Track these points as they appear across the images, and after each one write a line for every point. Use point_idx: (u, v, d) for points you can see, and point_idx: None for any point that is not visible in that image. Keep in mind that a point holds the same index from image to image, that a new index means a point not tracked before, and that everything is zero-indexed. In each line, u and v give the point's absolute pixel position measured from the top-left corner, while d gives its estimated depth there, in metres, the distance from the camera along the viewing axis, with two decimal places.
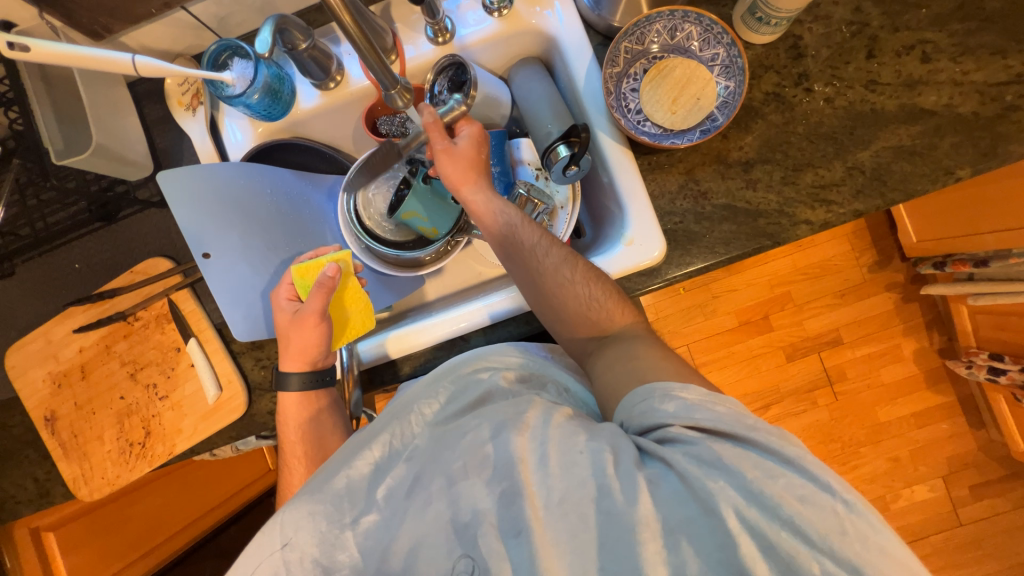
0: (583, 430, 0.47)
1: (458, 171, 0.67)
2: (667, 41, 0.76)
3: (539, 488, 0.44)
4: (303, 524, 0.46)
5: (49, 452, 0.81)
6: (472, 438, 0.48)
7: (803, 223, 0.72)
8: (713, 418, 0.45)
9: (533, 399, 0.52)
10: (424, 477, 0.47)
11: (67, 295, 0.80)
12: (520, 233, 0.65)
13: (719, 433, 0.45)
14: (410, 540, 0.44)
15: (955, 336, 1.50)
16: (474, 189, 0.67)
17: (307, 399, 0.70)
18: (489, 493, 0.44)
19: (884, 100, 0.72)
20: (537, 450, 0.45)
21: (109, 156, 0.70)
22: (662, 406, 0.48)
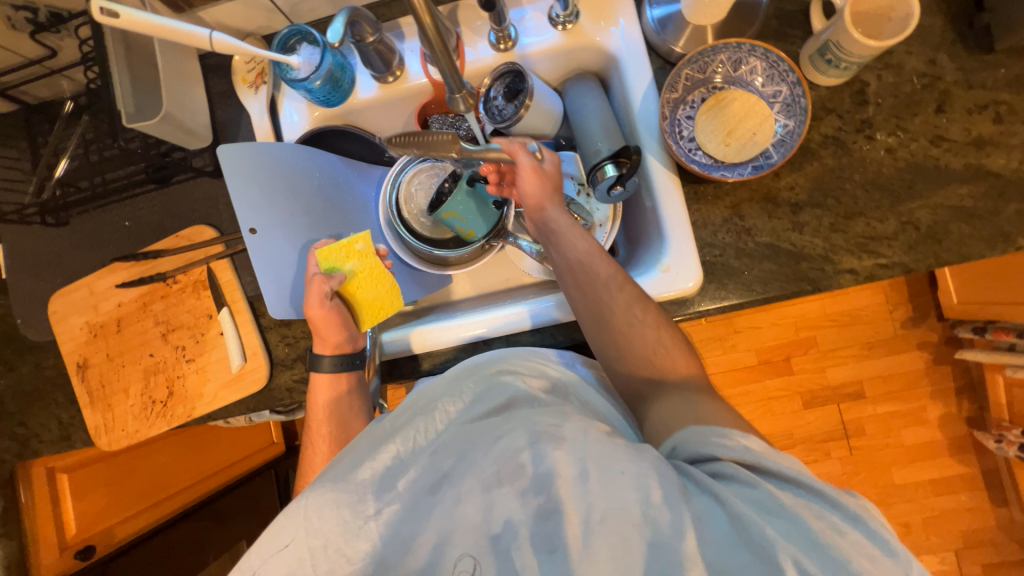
0: (625, 450, 0.45)
1: (543, 191, 0.67)
2: (730, 72, 0.75)
3: (576, 506, 0.42)
4: (328, 511, 0.45)
5: (77, 398, 0.84)
6: (505, 444, 0.47)
7: (847, 273, 0.70)
8: (766, 456, 0.44)
9: (567, 412, 0.50)
10: (454, 477, 0.46)
11: (114, 250, 0.83)
12: (595, 264, 0.63)
13: (774, 474, 0.43)
14: (438, 538, 0.44)
15: (987, 407, 1.43)
16: (554, 212, 0.67)
17: (336, 380, 0.70)
18: (524, 503, 0.44)
19: (949, 157, 0.70)
20: (576, 466, 0.44)
21: (174, 124, 0.73)
22: (721, 442, 0.46)
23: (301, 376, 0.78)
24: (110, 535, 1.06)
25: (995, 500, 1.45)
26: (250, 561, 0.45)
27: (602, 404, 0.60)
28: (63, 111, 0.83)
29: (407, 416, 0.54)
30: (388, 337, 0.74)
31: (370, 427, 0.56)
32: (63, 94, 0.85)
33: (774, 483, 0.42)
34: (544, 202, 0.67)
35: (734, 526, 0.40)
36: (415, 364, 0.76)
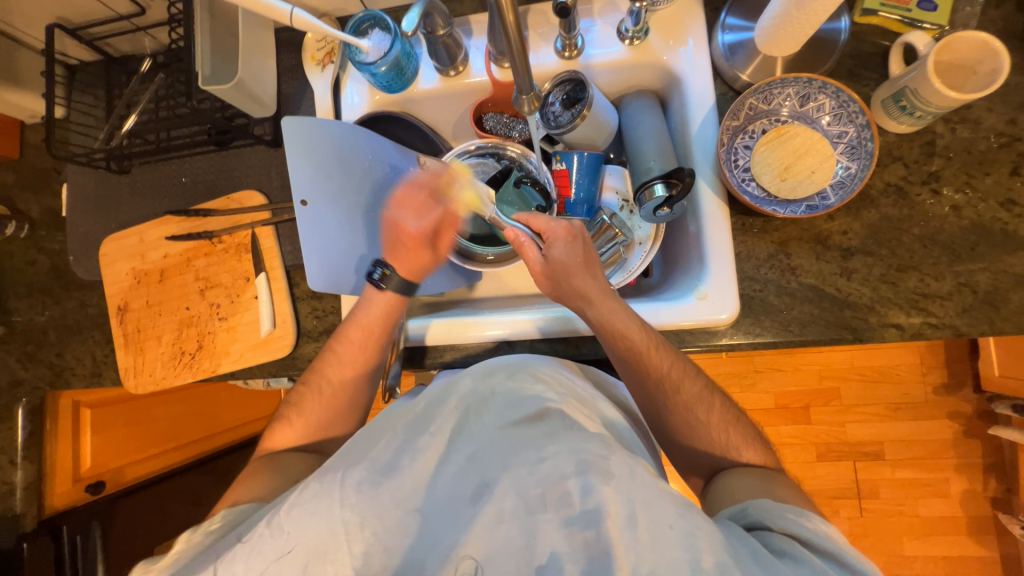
0: (673, 499, 0.43)
1: (566, 288, 0.65)
2: (796, 107, 0.73)
3: (625, 551, 0.40)
4: (366, 490, 0.46)
5: (113, 338, 0.87)
6: (550, 467, 0.45)
7: (892, 327, 0.68)
8: (820, 536, 0.46)
9: (614, 444, 0.49)
10: (493, 487, 0.46)
11: (168, 204, 0.87)
12: (647, 362, 0.63)
13: (829, 556, 0.44)
14: (476, 551, 0.43)
15: (1016, 490, 1.34)
16: (585, 306, 0.64)
17: (392, 306, 0.73)
18: (569, 535, 0.42)
19: (1019, 224, 0.66)
20: (626, 506, 0.42)
21: (244, 91, 0.76)
22: (797, 521, 0.48)
23: None
24: (121, 475, 1.11)
25: None
26: (275, 521, 0.46)
27: (623, 426, 0.60)
28: (142, 67, 0.87)
29: (443, 415, 0.55)
30: (413, 324, 0.75)
31: (397, 417, 0.57)
32: (143, 51, 0.90)
33: (828, 564, 0.44)
34: (578, 294, 0.64)
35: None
36: (437, 354, 0.77)
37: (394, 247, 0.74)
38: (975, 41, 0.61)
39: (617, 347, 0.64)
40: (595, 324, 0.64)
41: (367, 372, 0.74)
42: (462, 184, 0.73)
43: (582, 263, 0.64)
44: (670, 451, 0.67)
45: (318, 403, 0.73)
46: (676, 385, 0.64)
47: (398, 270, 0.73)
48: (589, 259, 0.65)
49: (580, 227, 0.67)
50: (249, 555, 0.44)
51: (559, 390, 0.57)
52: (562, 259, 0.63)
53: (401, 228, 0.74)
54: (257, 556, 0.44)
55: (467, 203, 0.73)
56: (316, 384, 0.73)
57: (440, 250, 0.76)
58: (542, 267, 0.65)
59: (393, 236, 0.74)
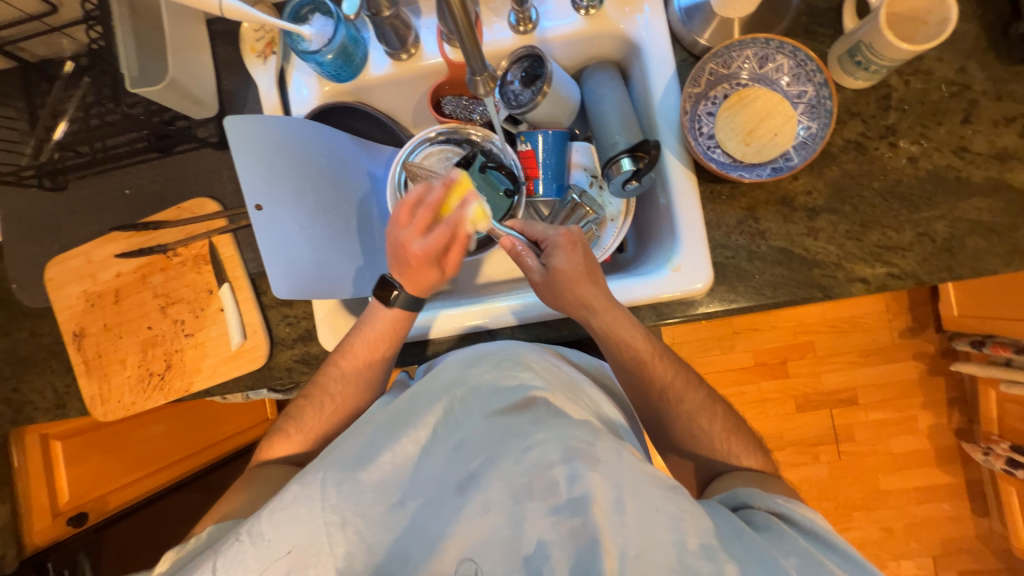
0: (657, 481, 0.44)
1: (569, 297, 0.63)
2: (756, 69, 0.73)
3: (613, 537, 0.41)
4: (347, 489, 0.45)
5: (72, 367, 0.82)
6: (538, 455, 0.45)
7: (858, 281, 0.70)
8: (807, 518, 0.47)
9: (598, 430, 0.49)
10: (479, 478, 0.46)
11: (114, 219, 0.82)
12: (650, 369, 0.65)
13: (815, 537, 0.46)
14: (464, 543, 0.43)
15: (976, 420, 1.44)
16: (589, 315, 0.64)
17: (402, 317, 0.68)
18: (557, 523, 0.42)
19: (971, 170, 0.69)
20: (612, 491, 0.42)
21: (179, 92, 0.71)
22: (783, 503, 0.49)
23: (302, 356, 0.77)
24: (103, 504, 1.07)
25: (976, 510, 1.48)
26: (256, 527, 0.44)
27: (618, 419, 0.60)
28: (64, 71, 0.80)
29: (427, 404, 0.53)
30: None
31: (380, 412, 0.55)
32: (63, 54, 0.82)
33: (812, 543, 0.45)
34: (583, 305, 0.63)
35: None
36: (418, 350, 0.76)
37: (399, 265, 0.66)
38: None
39: (617, 354, 0.65)
40: (602, 334, 0.64)
41: (369, 384, 0.70)
42: (467, 203, 0.63)
43: (584, 273, 0.63)
44: (657, 423, 0.68)
45: (317, 407, 0.69)
46: (649, 356, 0.64)
47: (408, 289, 0.67)
48: (591, 268, 0.64)
49: (580, 235, 0.66)
50: (229, 567, 0.42)
51: (544, 376, 0.56)
52: (562, 268, 0.62)
53: (404, 249, 0.63)
54: (231, 563, 0.43)
55: (477, 221, 0.63)
56: (317, 399, 0.69)
57: (448, 267, 0.67)
58: (542, 278, 0.64)
59: (397, 257, 0.65)
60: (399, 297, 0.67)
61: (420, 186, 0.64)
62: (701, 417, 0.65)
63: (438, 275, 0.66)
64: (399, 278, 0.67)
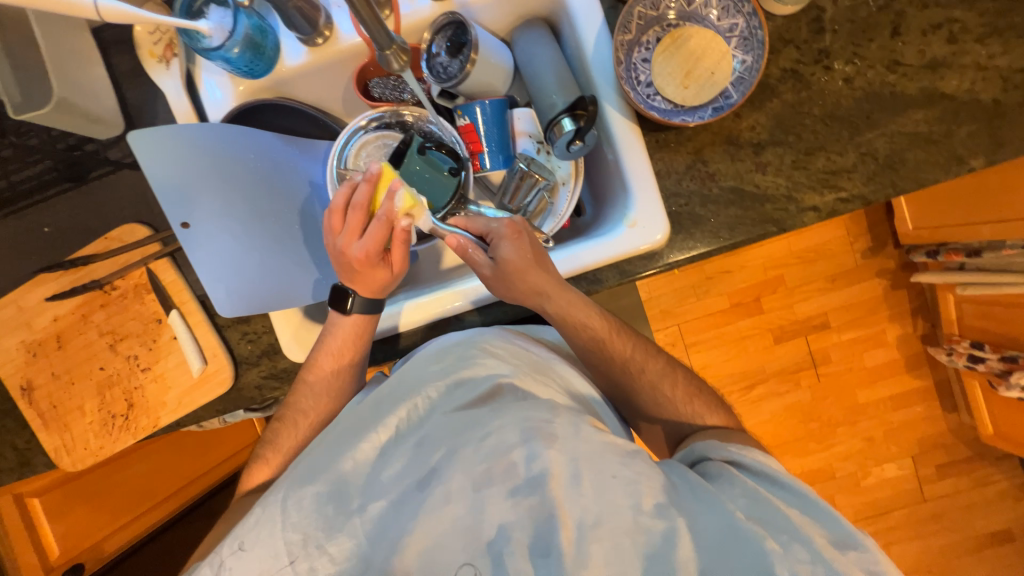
0: (613, 450, 0.45)
1: (521, 288, 0.62)
2: (684, 7, 0.71)
3: (570, 508, 0.42)
4: (306, 505, 0.46)
5: (28, 422, 0.78)
6: (496, 440, 0.46)
7: (809, 210, 0.70)
8: (758, 463, 0.49)
9: (556, 407, 0.49)
10: (439, 471, 0.45)
11: (39, 260, 0.76)
12: (611, 347, 0.65)
13: (764, 477, 0.48)
14: (424, 540, 0.42)
15: (939, 324, 1.52)
16: (543, 301, 0.63)
17: (363, 323, 0.67)
18: (516, 504, 0.43)
19: (905, 83, 0.69)
20: (569, 465, 0.43)
21: (74, 112, 0.65)
22: (736, 453, 0.51)
23: (269, 372, 0.75)
24: (99, 550, 1.05)
25: (947, 407, 1.58)
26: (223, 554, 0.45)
27: (592, 396, 0.62)
28: None
29: (387, 406, 0.53)
30: None
31: (342, 419, 0.55)
32: None
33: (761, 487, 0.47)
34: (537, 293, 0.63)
35: (732, 527, 0.42)
36: (388, 346, 0.74)
37: (345, 270, 0.65)
38: None
39: (576, 337, 0.65)
40: (559, 320, 0.65)
41: (343, 395, 0.68)
42: (393, 193, 0.60)
43: (532, 260, 0.62)
44: None
45: (291, 426, 0.67)
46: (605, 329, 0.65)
47: (360, 291, 0.66)
48: (538, 253, 0.64)
49: (524, 224, 0.66)
50: None
51: (512, 362, 0.55)
52: (510, 258, 0.62)
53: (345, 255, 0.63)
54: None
55: (406, 211, 0.61)
56: (292, 419, 0.67)
57: (395, 263, 0.65)
58: (491, 271, 0.63)
59: (343, 263, 0.64)
60: (356, 302, 0.66)
61: (345, 188, 0.62)
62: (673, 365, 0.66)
63: (387, 272, 0.65)
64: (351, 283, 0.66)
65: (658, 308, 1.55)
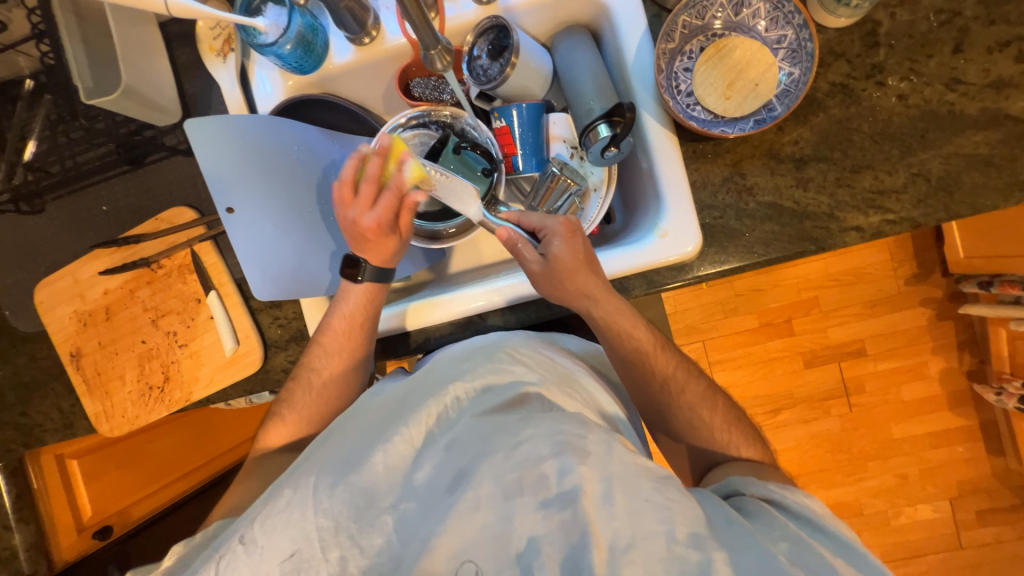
0: (647, 472, 0.44)
1: (570, 289, 0.63)
2: (731, 17, 0.69)
3: (602, 528, 0.41)
4: (337, 494, 0.45)
5: (74, 387, 0.83)
6: (528, 450, 0.45)
7: (852, 230, 0.68)
8: (798, 503, 0.48)
9: (588, 422, 0.49)
10: (469, 477, 0.45)
11: (95, 237, 0.81)
12: (651, 360, 0.65)
13: (806, 521, 0.46)
14: (453, 543, 0.42)
15: (988, 360, 1.42)
16: (590, 305, 0.63)
17: (370, 290, 0.68)
18: (547, 517, 0.42)
19: (965, 103, 0.65)
20: (602, 484, 0.42)
21: (137, 99, 0.69)
22: (779, 492, 0.50)
23: (297, 357, 0.77)
24: (127, 516, 1.09)
25: (992, 450, 1.47)
26: (249, 535, 0.44)
27: (617, 415, 0.62)
28: (24, 90, 0.78)
29: (418, 404, 0.53)
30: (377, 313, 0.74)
31: (369, 413, 0.56)
32: (22, 73, 0.81)
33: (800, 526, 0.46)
34: (584, 296, 0.63)
35: (770, 566, 0.40)
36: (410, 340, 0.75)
37: (356, 241, 0.66)
38: None
39: (615, 347, 0.65)
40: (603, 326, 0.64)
41: (355, 363, 0.69)
42: (404, 164, 0.63)
43: (583, 261, 0.63)
44: None
45: (308, 396, 0.69)
46: (642, 343, 0.64)
47: (369, 260, 0.67)
48: (590, 257, 0.64)
49: (578, 225, 0.66)
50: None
51: (537, 370, 0.57)
52: (562, 257, 0.62)
53: (356, 224, 0.64)
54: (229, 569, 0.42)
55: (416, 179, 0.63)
56: (304, 378, 0.69)
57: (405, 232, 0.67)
58: (541, 268, 0.63)
59: (353, 234, 0.65)
60: (365, 271, 0.68)
61: (351, 162, 0.63)
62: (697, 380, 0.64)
63: (398, 241, 0.67)
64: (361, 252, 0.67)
65: (683, 322, 1.52)
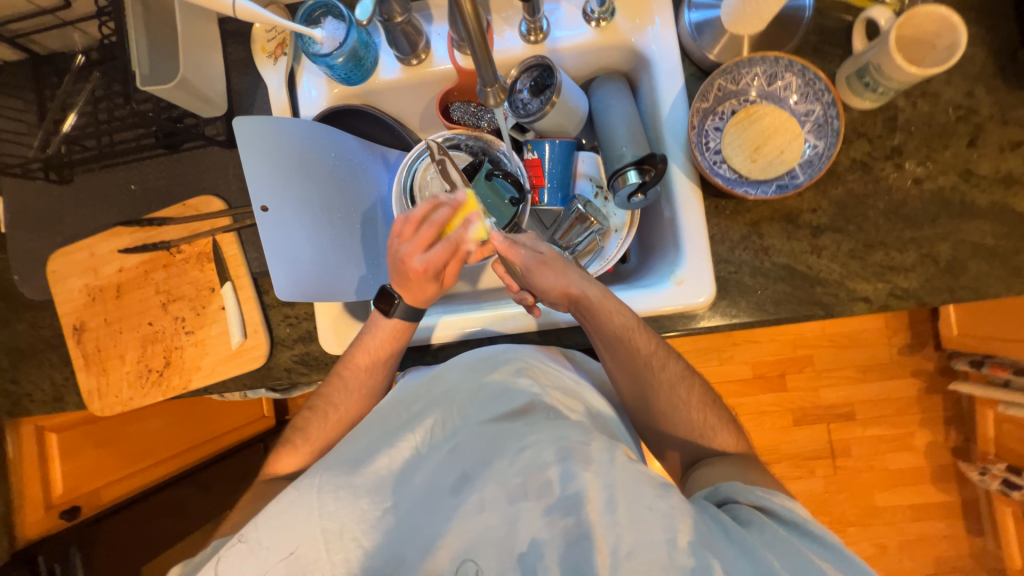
0: (651, 480, 0.43)
1: (560, 270, 0.64)
2: (764, 86, 0.73)
3: (605, 534, 0.41)
4: (343, 496, 0.45)
5: (72, 361, 0.82)
6: (532, 456, 0.46)
7: (860, 300, 0.70)
8: (789, 509, 0.45)
9: (593, 432, 0.50)
10: (474, 480, 0.47)
11: (118, 213, 0.82)
12: (639, 343, 0.62)
13: (795, 527, 0.44)
14: (458, 542, 0.43)
15: (973, 439, 1.44)
16: (583, 286, 0.63)
17: (403, 327, 0.68)
18: (551, 523, 0.43)
19: (976, 194, 0.69)
20: (604, 490, 0.43)
21: (189, 91, 0.71)
22: (771, 497, 0.47)
23: (301, 357, 0.77)
24: (96, 498, 1.04)
25: (971, 529, 1.47)
26: (253, 534, 0.44)
27: (608, 416, 0.61)
28: (74, 65, 0.80)
29: (421, 408, 0.55)
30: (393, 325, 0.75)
31: (374, 415, 0.57)
32: (74, 47, 0.82)
33: (795, 536, 0.43)
34: (566, 287, 0.63)
35: None
36: (417, 354, 0.76)
37: (398, 277, 0.65)
38: (934, 15, 0.62)
39: (610, 339, 0.62)
40: (594, 303, 0.62)
41: (373, 394, 0.70)
42: (471, 222, 0.64)
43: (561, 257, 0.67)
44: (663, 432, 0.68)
45: (323, 424, 0.69)
46: (632, 335, 0.62)
47: (405, 299, 0.66)
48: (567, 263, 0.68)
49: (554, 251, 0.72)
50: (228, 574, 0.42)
51: (543, 382, 0.56)
52: (547, 251, 0.67)
53: (405, 262, 0.63)
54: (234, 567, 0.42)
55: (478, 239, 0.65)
56: (322, 409, 0.69)
57: (446, 280, 0.67)
58: (531, 255, 0.65)
59: (398, 269, 0.64)
60: (398, 308, 0.67)
61: (427, 203, 0.63)
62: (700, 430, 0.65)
63: (436, 289, 0.66)
64: (399, 287, 0.66)
65: None
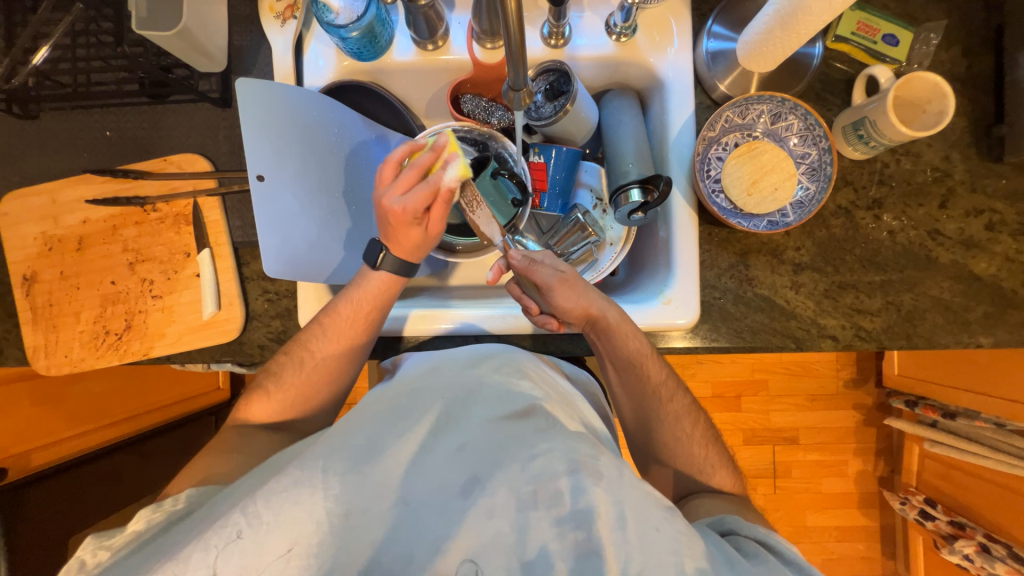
0: (656, 502, 0.45)
1: (584, 291, 0.64)
2: (767, 124, 0.76)
3: (615, 552, 0.41)
4: (351, 480, 0.45)
5: (17, 313, 0.76)
6: (543, 464, 0.46)
7: (828, 337, 0.74)
8: (791, 551, 0.50)
9: (599, 445, 0.50)
10: (484, 482, 0.46)
11: (87, 160, 0.75)
12: (648, 367, 0.66)
13: (795, 565, 0.48)
14: (466, 546, 0.43)
15: (898, 470, 1.56)
16: (604, 309, 0.64)
17: (393, 279, 0.67)
18: (561, 534, 0.43)
19: (940, 252, 0.74)
20: (615, 507, 0.43)
21: (187, 41, 0.67)
22: (777, 538, 0.51)
23: (277, 335, 0.74)
24: (26, 462, 0.97)
25: (885, 552, 1.61)
26: (253, 509, 0.43)
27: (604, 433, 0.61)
28: None
29: (422, 405, 0.54)
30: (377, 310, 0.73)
31: (364, 404, 0.56)
32: None
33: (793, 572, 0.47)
34: (588, 308, 0.64)
35: None
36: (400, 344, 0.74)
37: (383, 224, 0.65)
38: (929, 83, 0.66)
39: (622, 362, 0.66)
40: (614, 326, 0.64)
41: (352, 353, 0.69)
42: (450, 163, 0.60)
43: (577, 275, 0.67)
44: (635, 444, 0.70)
45: (296, 390, 0.67)
46: (644, 360, 0.66)
47: (393, 250, 0.66)
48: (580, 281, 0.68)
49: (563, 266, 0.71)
50: (227, 548, 0.41)
51: (543, 387, 0.58)
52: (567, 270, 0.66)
53: (382, 208, 0.62)
54: (228, 551, 0.41)
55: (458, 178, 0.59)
56: (297, 356, 0.67)
57: (430, 225, 0.64)
58: (555, 274, 0.64)
59: (382, 219, 0.64)
60: (386, 259, 0.66)
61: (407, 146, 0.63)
62: (669, 444, 0.68)
63: (420, 232, 0.64)
64: (387, 239, 0.66)
65: None
